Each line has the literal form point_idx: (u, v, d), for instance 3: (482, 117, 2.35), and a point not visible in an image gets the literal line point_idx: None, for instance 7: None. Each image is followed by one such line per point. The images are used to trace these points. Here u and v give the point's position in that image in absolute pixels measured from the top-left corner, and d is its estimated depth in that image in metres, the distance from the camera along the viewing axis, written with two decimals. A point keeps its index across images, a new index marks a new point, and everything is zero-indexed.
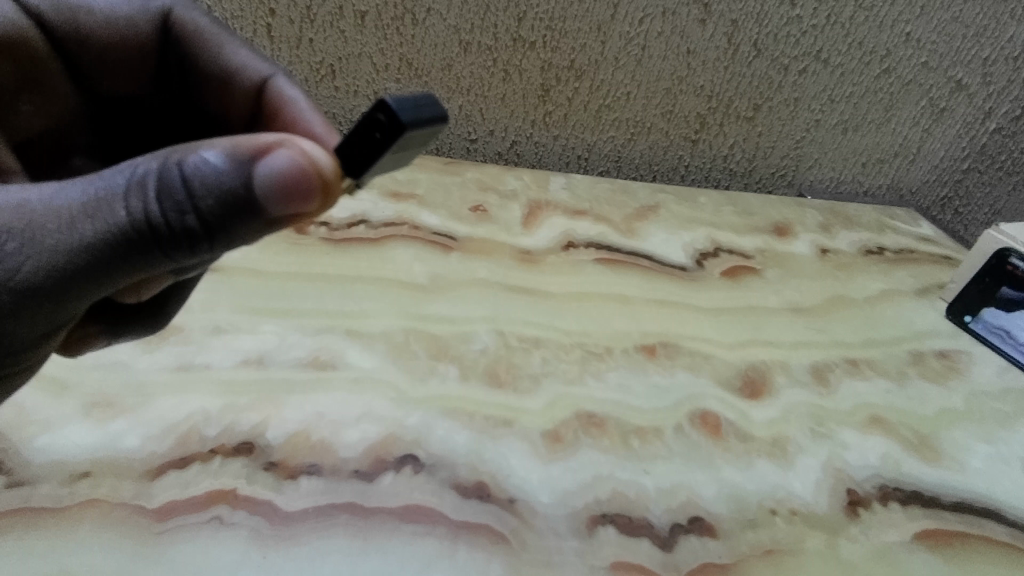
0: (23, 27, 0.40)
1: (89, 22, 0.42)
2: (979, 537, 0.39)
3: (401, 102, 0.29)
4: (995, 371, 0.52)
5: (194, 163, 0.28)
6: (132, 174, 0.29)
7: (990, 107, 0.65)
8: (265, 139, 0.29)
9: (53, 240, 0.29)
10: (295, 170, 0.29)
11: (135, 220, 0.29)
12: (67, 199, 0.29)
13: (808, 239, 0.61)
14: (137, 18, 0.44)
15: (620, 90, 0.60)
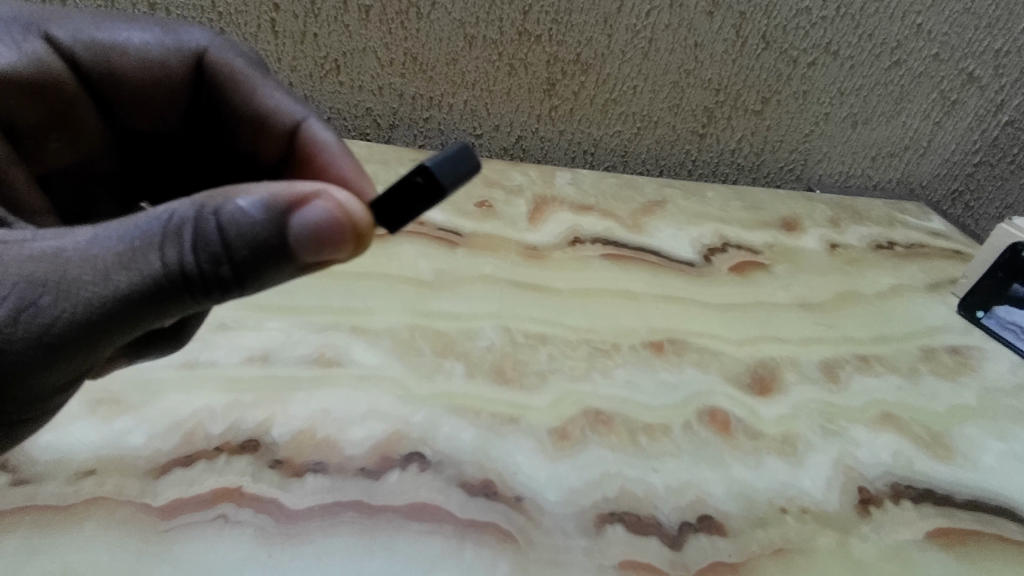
0: (56, 69, 0.41)
1: (122, 62, 0.43)
2: (993, 536, 0.39)
3: (439, 165, 0.29)
4: (1009, 368, 0.51)
5: (230, 212, 0.29)
6: (167, 223, 0.29)
7: (1002, 99, 0.64)
8: (301, 188, 0.29)
9: (88, 291, 0.29)
10: (330, 221, 0.28)
11: (169, 270, 0.29)
12: (101, 249, 0.29)
13: (818, 233, 0.60)
14: (171, 54, 0.44)
15: (627, 84, 0.59)
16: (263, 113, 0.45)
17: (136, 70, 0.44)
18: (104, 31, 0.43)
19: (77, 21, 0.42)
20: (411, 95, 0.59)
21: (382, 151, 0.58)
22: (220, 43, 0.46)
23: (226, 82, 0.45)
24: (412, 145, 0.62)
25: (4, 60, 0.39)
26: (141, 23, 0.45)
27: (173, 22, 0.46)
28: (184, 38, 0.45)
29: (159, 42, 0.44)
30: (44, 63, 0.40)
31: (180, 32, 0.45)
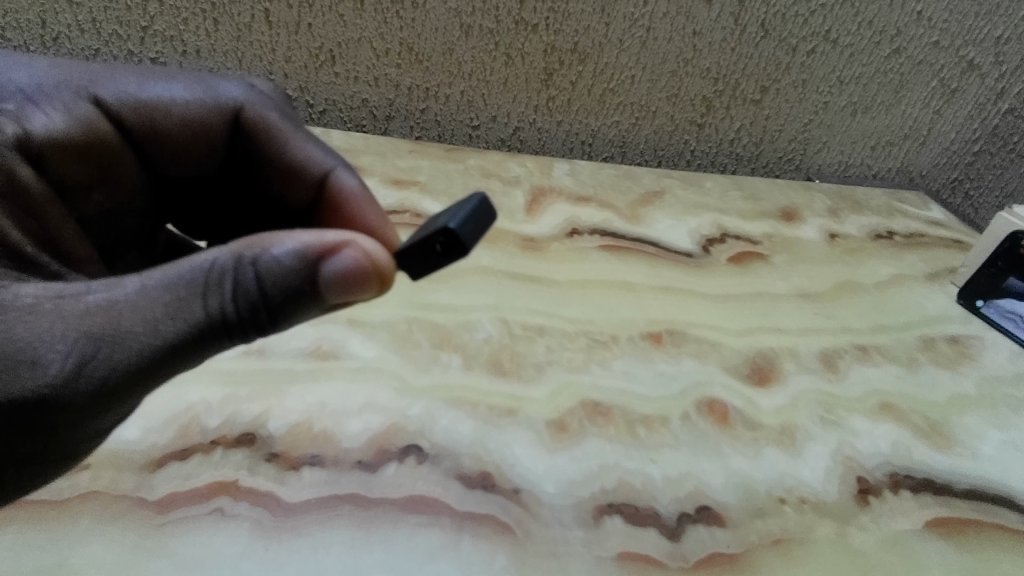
0: (100, 127, 0.39)
1: (162, 115, 0.41)
2: (992, 525, 0.39)
3: (462, 225, 0.32)
4: (1008, 357, 0.51)
5: (268, 262, 0.31)
6: (209, 271, 0.30)
7: (1002, 87, 0.64)
8: (331, 237, 0.32)
9: (139, 343, 0.29)
10: (359, 270, 0.31)
11: (213, 318, 0.30)
12: (149, 300, 0.30)
13: (817, 223, 0.60)
14: (204, 106, 0.42)
15: (625, 73, 0.59)
16: (292, 163, 0.43)
17: (172, 122, 0.41)
18: (144, 86, 0.41)
19: (120, 79, 0.40)
20: (407, 86, 0.58)
21: (378, 143, 0.58)
22: (255, 94, 0.44)
23: (259, 132, 0.43)
24: (408, 136, 0.61)
25: (53, 125, 0.37)
26: (176, 76, 0.42)
27: (207, 75, 0.44)
28: (220, 92, 0.42)
29: (193, 96, 0.42)
30: (90, 123, 0.39)
31: (214, 83, 0.43)
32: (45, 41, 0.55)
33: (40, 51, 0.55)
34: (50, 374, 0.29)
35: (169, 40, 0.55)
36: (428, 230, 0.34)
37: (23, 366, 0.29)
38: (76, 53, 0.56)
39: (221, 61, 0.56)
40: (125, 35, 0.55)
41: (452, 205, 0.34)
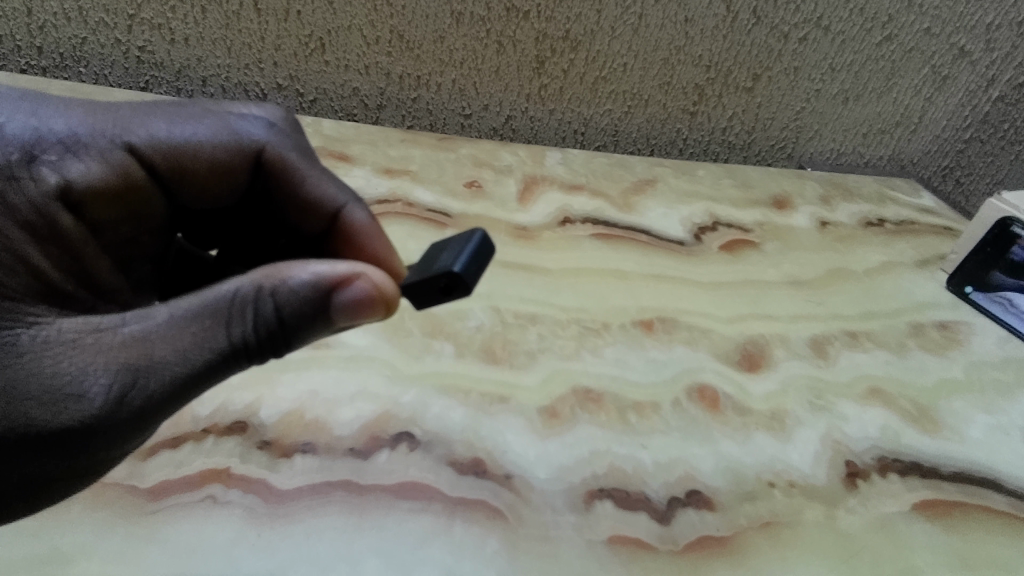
0: (133, 174, 0.35)
1: (190, 158, 0.36)
2: (979, 507, 0.39)
3: (467, 267, 0.32)
4: (996, 342, 0.51)
5: (287, 291, 0.31)
6: (232, 300, 0.30)
7: (993, 74, 0.64)
8: (341, 267, 0.31)
9: (172, 372, 0.29)
10: (370, 301, 0.31)
11: (236, 346, 0.30)
12: (178, 329, 0.30)
13: (808, 211, 0.60)
14: (225, 146, 0.37)
15: (617, 61, 0.59)
16: (309, 199, 0.40)
17: (195, 167, 0.37)
18: (171, 127, 0.36)
19: (150, 124, 0.35)
20: (398, 75, 0.58)
21: (370, 132, 0.58)
22: (277, 129, 0.39)
23: (277, 169, 0.39)
24: (400, 126, 0.61)
25: (90, 175, 0.33)
26: (194, 112, 0.37)
27: (223, 107, 0.39)
28: (243, 131, 0.38)
29: (217, 138, 0.37)
30: (127, 173, 0.34)
31: (234, 118, 0.38)
32: (31, 29, 0.55)
33: (27, 40, 0.55)
34: (83, 404, 0.29)
35: (157, 28, 0.55)
36: (427, 268, 0.33)
37: (60, 395, 0.29)
38: (63, 42, 0.55)
39: (210, 50, 0.56)
40: (112, 23, 0.54)
41: (449, 243, 0.34)
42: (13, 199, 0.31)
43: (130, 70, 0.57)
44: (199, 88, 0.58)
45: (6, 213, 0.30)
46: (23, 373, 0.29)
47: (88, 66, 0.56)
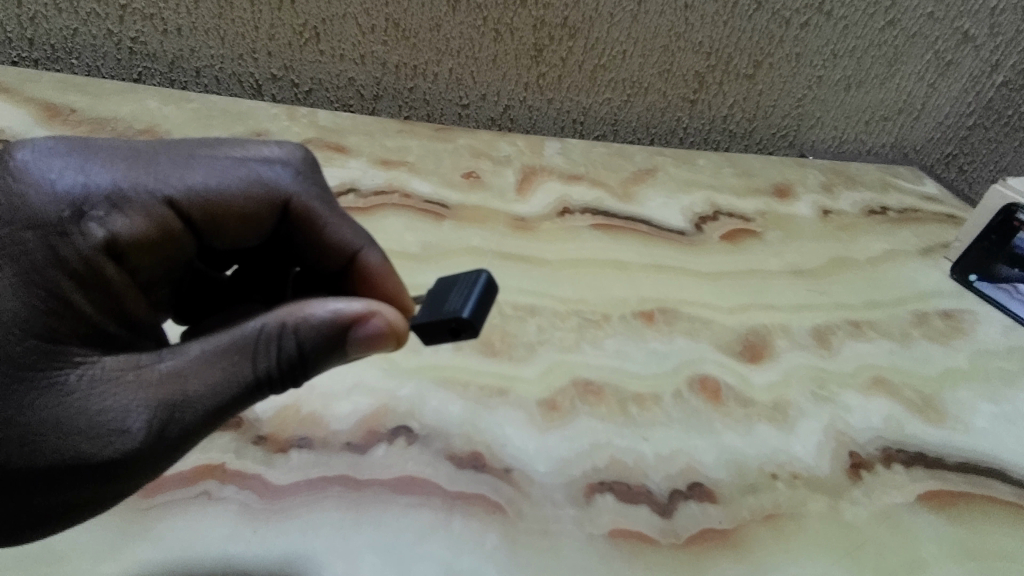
0: (167, 220, 0.31)
1: (220, 204, 0.32)
2: (984, 497, 0.39)
3: (475, 311, 0.32)
4: (1000, 330, 0.51)
5: (309, 327, 0.30)
6: (257, 336, 0.29)
7: (997, 60, 0.63)
8: (356, 305, 0.31)
9: (202, 407, 0.28)
10: (387, 339, 0.31)
11: (260, 381, 0.29)
12: (206, 363, 0.29)
13: (809, 200, 0.59)
14: (252, 197, 0.33)
15: (616, 48, 0.58)
16: (326, 243, 0.36)
17: (226, 221, 0.33)
18: (202, 172, 0.32)
19: (182, 171, 0.31)
20: (394, 64, 0.57)
21: (366, 122, 0.57)
22: (300, 173, 0.35)
23: (299, 217, 0.35)
24: (397, 116, 0.60)
25: (130, 226, 0.29)
26: (219, 162, 0.33)
27: (239, 148, 0.34)
28: (264, 178, 0.33)
29: (240, 185, 0.33)
30: (164, 220, 0.30)
31: (254, 163, 0.34)
32: (21, 20, 0.54)
33: (18, 31, 0.54)
34: (122, 439, 0.27)
35: (149, 18, 0.54)
36: (435, 308, 0.33)
37: (98, 432, 0.27)
38: (54, 33, 0.54)
39: (203, 40, 0.55)
40: (103, 14, 0.54)
41: (455, 282, 0.34)
42: (58, 249, 0.28)
43: (123, 62, 0.56)
44: (193, 79, 0.57)
45: (53, 263, 0.28)
46: (67, 409, 0.28)
47: (80, 57, 0.56)
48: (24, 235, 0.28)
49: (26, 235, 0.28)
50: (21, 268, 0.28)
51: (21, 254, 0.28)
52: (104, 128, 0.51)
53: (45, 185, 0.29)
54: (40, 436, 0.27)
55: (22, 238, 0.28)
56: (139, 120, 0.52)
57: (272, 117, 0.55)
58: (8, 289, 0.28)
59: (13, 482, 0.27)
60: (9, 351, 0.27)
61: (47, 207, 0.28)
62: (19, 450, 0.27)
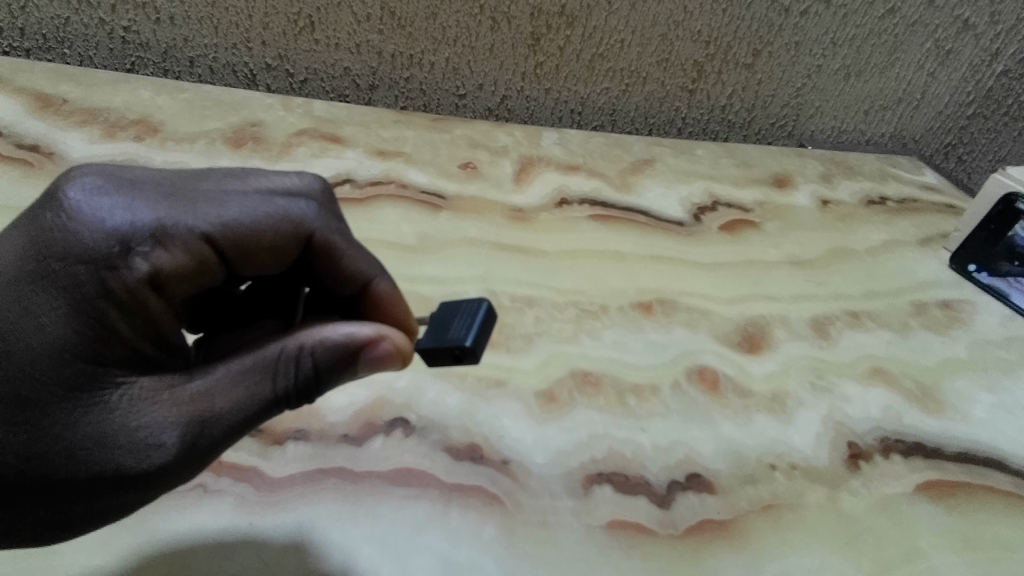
0: (201, 253, 0.28)
1: (250, 236, 0.29)
2: (983, 487, 0.39)
3: (477, 339, 0.32)
4: (999, 320, 0.51)
5: (326, 349, 0.30)
6: (277, 356, 0.29)
7: (997, 48, 0.62)
8: (363, 329, 0.30)
9: (228, 424, 0.28)
10: (396, 361, 0.31)
11: (280, 400, 0.29)
12: (231, 380, 0.28)
13: (809, 190, 0.59)
14: (279, 231, 0.30)
15: (614, 37, 0.57)
16: (340, 275, 0.33)
17: (255, 255, 0.30)
18: (236, 203, 0.29)
19: (217, 202, 0.29)
20: (390, 53, 0.57)
21: (362, 112, 0.56)
22: (321, 207, 0.32)
23: (320, 252, 0.32)
24: (393, 106, 0.60)
25: (165, 260, 0.27)
26: (252, 195, 0.30)
27: (258, 179, 0.31)
28: (289, 211, 0.30)
29: (268, 218, 0.30)
30: (197, 252, 0.28)
31: (279, 196, 0.31)
32: (12, 9, 0.53)
33: (9, 21, 0.54)
34: (154, 455, 0.27)
35: (141, 7, 0.53)
36: (435, 336, 0.33)
37: (130, 447, 0.27)
38: (45, 22, 0.54)
39: (196, 29, 0.55)
40: (94, 2, 0.53)
41: (456, 308, 0.34)
42: (106, 282, 0.26)
43: (115, 51, 0.55)
44: (186, 69, 0.57)
45: (101, 296, 0.26)
46: (107, 423, 0.27)
47: (72, 47, 0.55)
48: (77, 269, 0.26)
49: (79, 268, 0.26)
50: (71, 297, 0.26)
51: (71, 286, 0.26)
52: (96, 119, 0.50)
53: (94, 220, 0.27)
54: (82, 450, 0.27)
55: (74, 270, 0.26)
56: (132, 110, 0.52)
57: (267, 107, 0.55)
58: (60, 316, 0.26)
59: (51, 491, 0.27)
60: (59, 373, 0.26)
61: (95, 240, 0.26)
62: (62, 463, 0.26)
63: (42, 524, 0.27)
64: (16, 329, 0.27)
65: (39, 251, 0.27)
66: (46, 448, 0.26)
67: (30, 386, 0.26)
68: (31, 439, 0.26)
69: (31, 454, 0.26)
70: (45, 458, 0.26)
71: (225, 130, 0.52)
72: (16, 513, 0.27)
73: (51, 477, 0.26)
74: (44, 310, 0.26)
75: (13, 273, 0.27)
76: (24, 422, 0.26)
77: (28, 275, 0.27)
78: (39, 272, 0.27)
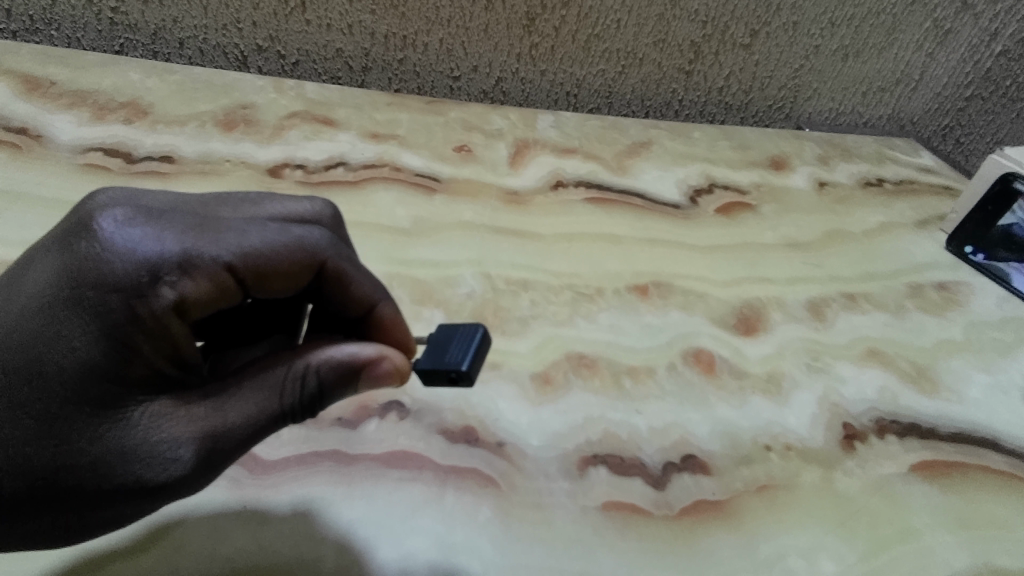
0: (223, 281, 0.27)
1: (269, 264, 0.28)
2: (978, 467, 0.39)
3: (473, 362, 0.32)
4: (996, 302, 0.51)
5: (331, 367, 0.29)
6: (285, 371, 0.29)
7: (996, 28, 0.62)
8: (364, 350, 0.30)
9: (240, 436, 0.28)
10: (393, 379, 0.31)
11: (290, 413, 0.29)
12: (244, 392, 0.28)
13: (806, 172, 0.59)
14: (295, 259, 0.29)
15: (610, 17, 0.56)
16: (346, 300, 0.32)
17: (272, 283, 0.29)
18: (258, 232, 0.29)
19: (238, 230, 0.28)
20: (383, 34, 0.56)
21: (355, 94, 0.56)
22: (333, 235, 0.32)
23: (330, 278, 0.31)
24: (387, 89, 0.59)
25: (189, 289, 0.27)
26: (271, 224, 0.29)
27: (274, 205, 0.31)
28: (305, 239, 0.30)
29: (285, 247, 0.29)
30: (218, 281, 0.27)
31: (292, 224, 0.30)
32: None
33: None
34: (172, 468, 0.27)
35: None
36: (433, 358, 0.33)
37: (148, 460, 0.26)
38: (32, 4, 0.53)
39: (186, 10, 0.54)
40: None
41: (453, 331, 0.34)
42: (134, 310, 0.26)
43: (104, 33, 0.55)
44: (176, 51, 0.56)
45: (130, 322, 0.26)
46: (127, 438, 0.26)
47: (59, 28, 0.54)
48: (108, 297, 0.26)
49: (109, 296, 0.26)
50: (101, 323, 0.26)
51: (101, 313, 0.26)
52: (85, 101, 0.50)
53: (122, 248, 0.26)
54: (106, 464, 0.26)
55: (105, 297, 0.26)
56: (121, 92, 0.51)
57: (258, 89, 0.54)
58: (90, 340, 0.26)
59: (76, 501, 0.26)
60: (88, 393, 0.26)
61: (124, 269, 0.26)
62: (87, 475, 0.26)
63: (67, 531, 0.27)
64: (48, 351, 0.26)
65: (72, 277, 0.26)
66: (71, 462, 0.26)
67: (61, 404, 0.26)
68: (59, 452, 0.26)
69: (58, 466, 0.26)
70: (71, 470, 0.26)
71: (216, 112, 0.51)
72: (41, 521, 0.27)
73: (77, 489, 0.26)
74: (74, 333, 0.26)
75: (46, 296, 0.27)
76: (55, 436, 0.26)
77: (60, 299, 0.26)
78: (72, 298, 0.26)
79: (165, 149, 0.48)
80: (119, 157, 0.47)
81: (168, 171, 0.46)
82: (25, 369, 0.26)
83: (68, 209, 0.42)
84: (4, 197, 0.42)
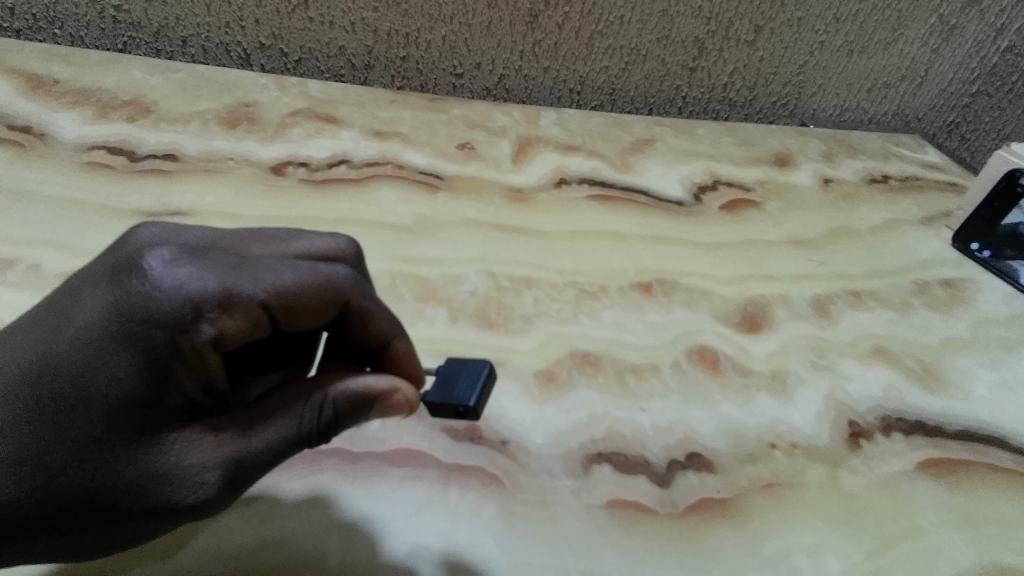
0: (259, 318, 0.27)
1: (303, 301, 0.28)
2: (985, 465, 0.39)
3: (481, 398, 0.33)
4: (1002, 299, 0.50)
5: (350, 398, 0.29)
6: (306, 398, 0.28)
7: (1002, 24, 0.61)
8: (376, 382, 0.29)
9: (265, 460, 0.28)
10: (403, 411, 0.30)
11: (312, 437, 0.29)
12: (268, 417, 0.28)
13: (810, 168, 0.58)
14: (325, 296, 0.29)
15: (613, 14, 0.56)
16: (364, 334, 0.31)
17: (301, 319, 0.28)
18: (292, 270, 0.28)
19: (274, 268, 0.28)
20: (385, 32, 0.56)
21: (357, 92, 0.56)
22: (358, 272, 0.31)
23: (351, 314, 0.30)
24: (390, 86, 0.59)
25: (227, 325, 0.26)
26: (303, 262, 0.29)
27: (302, 242, 0.30)
28: (336, 276, 0.29)
29: (319, 284, 0.29)
30: (254, 318, 0.27)
31: (320, 262, 0.30)
32: None
33: None
34: (200, 492, 0.27)
35: None
36: (441, 391, 0.33)
37: (176, 484, 0.26)
38: (35, 2, 0.53)
39: (188, 8, 0.54)
40: None
41: (461, 366, 0.34)
42: (177, 344, 0.26)
43: (107, 31, 0.55)
44: (179, 49, 0.56)
45: (172, 356, 0.26)
46: (158, 462, 0.26)
47: (63, 27, 0.54)
48: (153, 331, 0.26)
49: (154, 331, 0.26)
50: (145, 356, 0.26)
51: (146, 346, 0.26)
52: (88, 99, 0.50)
53: (168, 286, 0.26)
54: (139, 487, 0.26)
55: (150, 332, 0.26)
56: (124, 90, 0.51)
57: (261, 87, 0.54)
58: (134, 371, 0.26)
59: (111, 521, 0.27)
60: (129, 420, 0.26)
61: (170, 306, 0.26)
62: (123, 497, 0.26)
63: (99, 547, 0.27)
64: (92, 379, 0.26)
65: (117, 309, 0.26)
66: (108, 484, 0.26)
67: (102, 430, 0.26)
68: (96, 474, 0.26)
69: (95, 487, 0.26)
70: (106, 492, 0.26)
71: (219, 110, 0.51)
72: (73, 537, 0.27)
73: (113, 510, 0.26)
74: (119, 364, 0.26)
75: (90, 324, 0.27)
76: (94, 460, 0.26)
77: (104, 329, 0.26)
78: (117, 329, 0.26)
79: (169, 147, 0.48)
80: (122, 155, 0.47)
81: (171, 170, 0.46)
82: (69, 394, 0.27)
83: (72, 207, 0.42)
84: (8, 195, 0.42)
